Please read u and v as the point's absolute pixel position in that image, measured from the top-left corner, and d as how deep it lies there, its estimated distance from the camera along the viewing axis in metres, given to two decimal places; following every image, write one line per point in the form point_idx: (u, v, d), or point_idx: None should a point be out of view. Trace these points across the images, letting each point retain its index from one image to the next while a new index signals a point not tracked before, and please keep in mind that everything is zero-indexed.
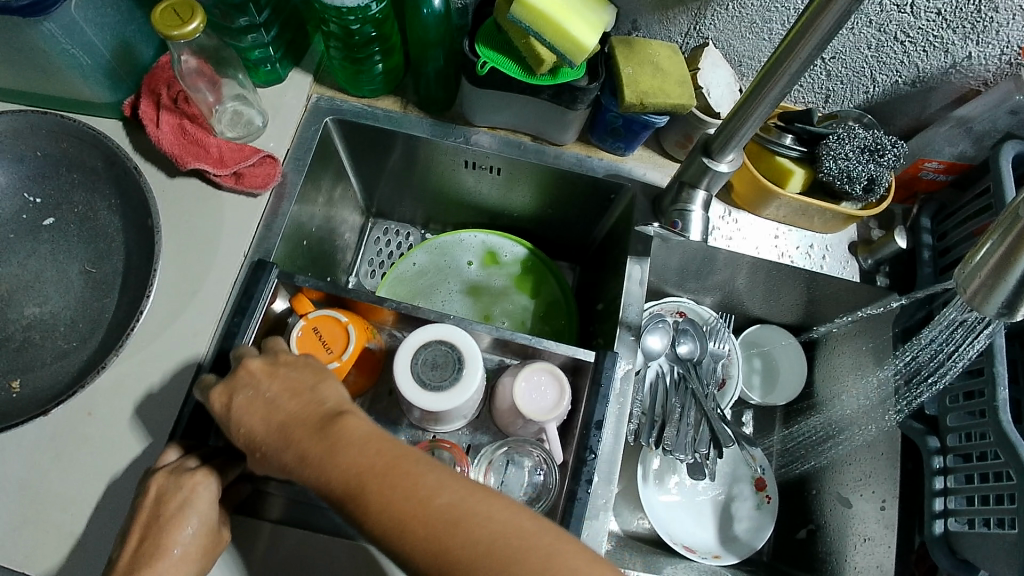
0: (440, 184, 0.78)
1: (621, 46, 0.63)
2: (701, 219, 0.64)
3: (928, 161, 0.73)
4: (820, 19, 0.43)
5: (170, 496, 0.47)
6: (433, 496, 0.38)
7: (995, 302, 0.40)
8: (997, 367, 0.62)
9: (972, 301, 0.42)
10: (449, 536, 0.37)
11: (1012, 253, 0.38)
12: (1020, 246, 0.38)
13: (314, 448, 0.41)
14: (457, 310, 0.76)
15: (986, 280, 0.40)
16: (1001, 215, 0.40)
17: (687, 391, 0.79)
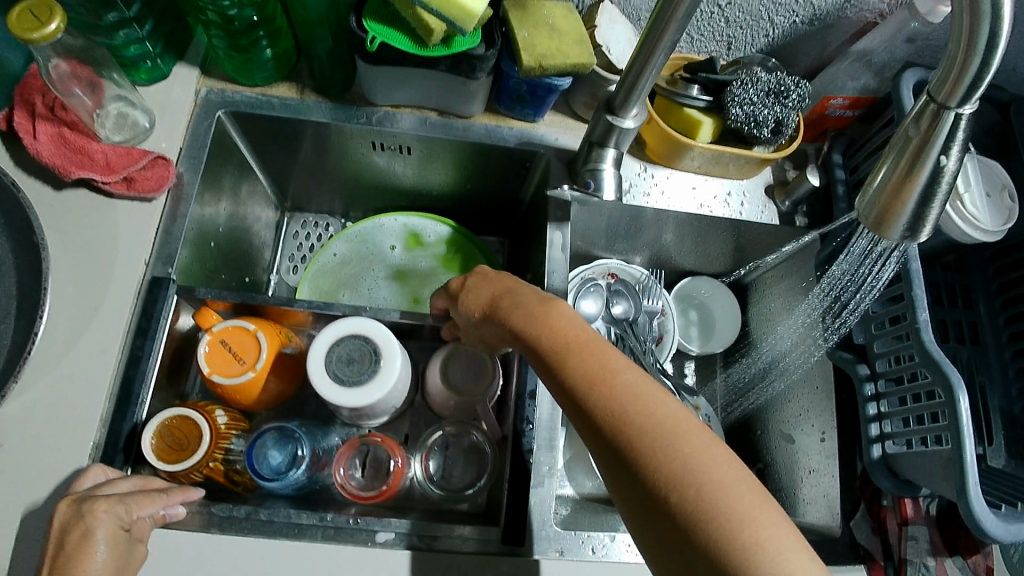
0: (352, 169, 0.76)
1: (515, 8, 0.62)
2: (613, 177, 0.64)
3: (832, 99, 0.72)
4: None
5: (72, 526, 0.45)
6: (625, 378, 0.40)
7: (895, 227, 0.41)
8: (913, 290, 0.64)
9: (876, 228, 0.42)
10: (607, 372, 0.41)
11: (907, 176, 0.39)
12: (910, 168, 0.39)
13: (529, 300, 0.48)
14: (385, 295, 0.74)
15: (886, 206, 0.41)
16: (891, 139, 0.40)
17: (625, 349, 0.80)
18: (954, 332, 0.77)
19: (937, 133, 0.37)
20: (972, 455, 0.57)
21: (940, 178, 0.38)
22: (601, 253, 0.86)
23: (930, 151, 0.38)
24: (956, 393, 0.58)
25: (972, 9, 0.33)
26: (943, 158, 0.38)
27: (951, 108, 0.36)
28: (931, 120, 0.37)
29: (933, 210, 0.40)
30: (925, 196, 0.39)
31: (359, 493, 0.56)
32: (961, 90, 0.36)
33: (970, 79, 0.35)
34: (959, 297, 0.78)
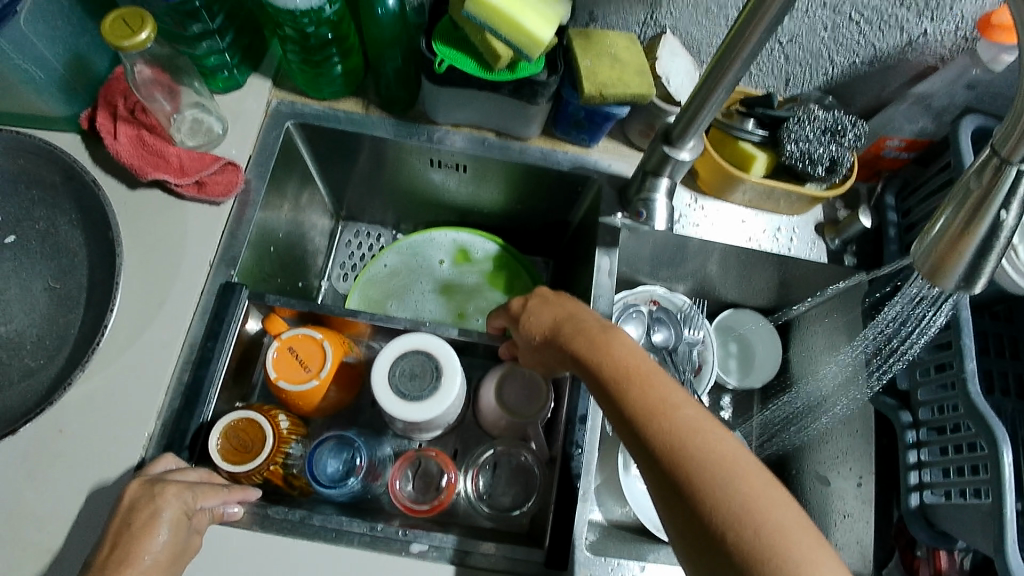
0: (408, 183, 0.78)
1: (579, 37, 0.63)
2: (665, 207, 0.64)
3: (890, 139, 0.72)
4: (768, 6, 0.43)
5: (142, 505, 0.47)
6: (684, 411, 0.41)
7: (951, 277, 0.41)
8: (963, 338, 0.64)
9: (930, 276, 0.42)
10: (668, 405, 0.41)
11: (967, 227, 0.39)
12: (969, 220, 0.38)
13: (589, 329, 0.49)
14: (432, 308, 0.76)
15: (942, 254, 0.40)
16: (953, 188, 0.40)
17: None
18: (997, 383, 0.74)
19: (999, 187, 0.37)
20: (1013, 509, 0.56)
21: (1000, 232, 0.38)
22: (647, 280, 0.86)
23: (988, 203, 0.38)
24: (999, 446, 0.57)
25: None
26: (1003, 213, 0.37)
27: (1014, 164, 0.36)
28: (994, 174, 0.37)
29: (989, 263, 0.40)
30: (981, 249, 0.39)
31: (410, 506, 0.56)
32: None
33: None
34: (1006, 347, 0.75)
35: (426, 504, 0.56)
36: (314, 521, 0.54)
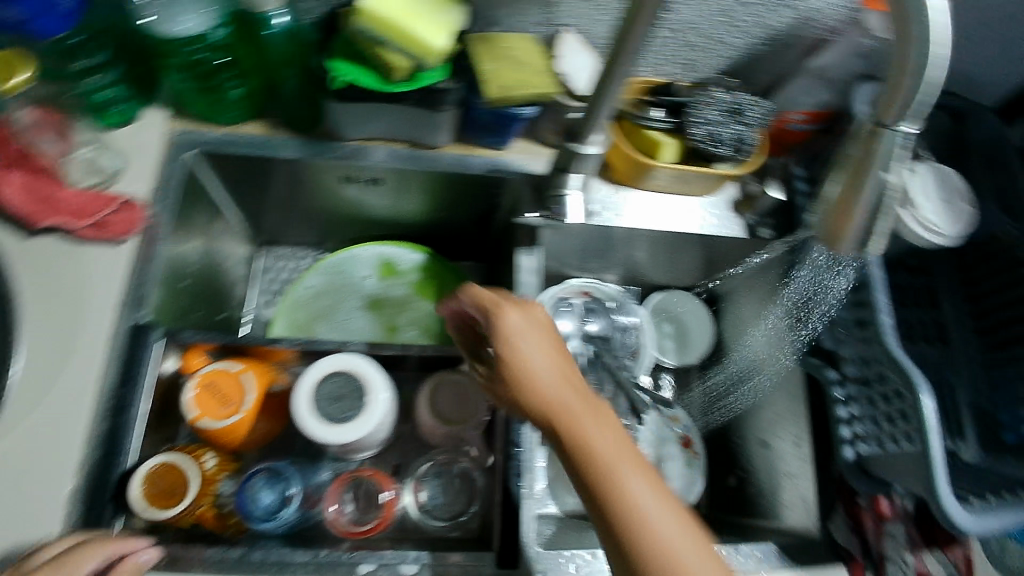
0: (325, 201, 0.76)
1: (479, 41, 0.63)
2: (580, 201, 0.65)
3: (791, 114, 0.74)
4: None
5: None
6: (611, 443, 0.43)
7: (847, 240, 0.43)
8: (875, 296, 0.66)
9: (829, 243, 0.44)
10: (595, 435, 0.43)
11: (859, 188, 0.41)
12: (859, 186, 0.41)
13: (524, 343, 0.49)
14: (360, 325, 0.75)
15: (837, 217, 0.43)
16: (844, 160, 0.44)
17: (602, 365, 0.80)
18: (918, 333, 0.77)
19: (882, 148, 0.40)
20: (939, 453, 0.59)
21: (890, 194, 0.41)
22: (575, 273, 0.87)
23: (873, 166, 0.40)
24: (920, 392, 0.60)
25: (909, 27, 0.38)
26: (886, 174, 0.40)
27: (893, 125, 0.40)
28: (875, 137, 0.41)
29: (884, 226, 0.42)
30: (874, 212, 0.41)
31: (349, 529, 0.56)
32: (898, 107, 0.39)
33: (910, 94, 0.39)
34: (919, 299, 0.79)
35: (366, 524, 0.56)
36: (254, 556, 0.53)
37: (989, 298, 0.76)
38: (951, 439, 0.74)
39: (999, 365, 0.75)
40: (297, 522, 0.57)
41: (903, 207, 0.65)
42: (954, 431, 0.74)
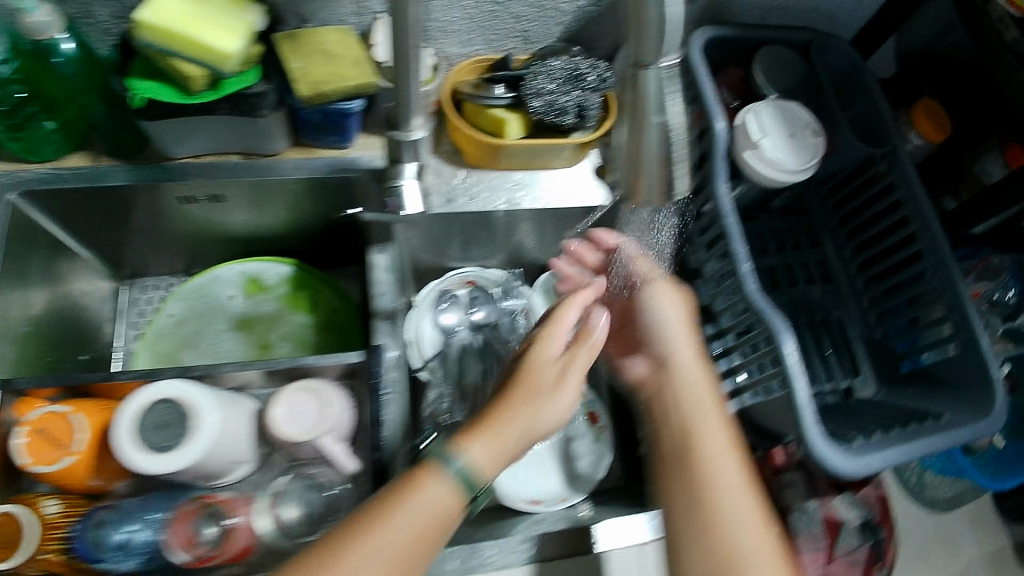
0: (177, 226, 0.74)
1: (284, 40, 0.61)
2: (416, 190, 0.63)
3: (635, 73, 0.72)
4: None
5: None
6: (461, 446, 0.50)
7: (655, 190, 0.43)
8: (733, 246, 0.64)
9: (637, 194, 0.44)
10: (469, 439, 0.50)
11: (645, 134, 0.41)
12: (639, 139, 0.41)
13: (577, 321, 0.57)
14: (229, 348, 0.73)
15: (636, 167, 0.42)
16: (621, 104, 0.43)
17: (491, 354, 0.78)
18: (801, 274, 0.76)
19: (647, 92, 0.40)
20: (805, 396, 0.57)
21: (673, 136, 0.41)
22: (456, 264, 0.85)
23: (642, 114, 0.41)
24: (780, 337, 0.58)
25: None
26: (653, 118, 0.40)
27: (653, 65, 0.39)
28: (638, 84, 0.41)
29: (679, 169, 0.42)
30: (665, 158, 0.41)
31: (194, 558, 0.54)
32: (648, 48, 0.39)
33: (655, 29, 0.38)
34: (799, 239, 0.76)
35: (211, 551, 0.55)
36: None
37: (864, 229, 0.73)
38: (840, 378, 0.72)
39: (882, 298, 0.72)
40: (156, 557, 0.55)
41: (747, 149, 0.64)
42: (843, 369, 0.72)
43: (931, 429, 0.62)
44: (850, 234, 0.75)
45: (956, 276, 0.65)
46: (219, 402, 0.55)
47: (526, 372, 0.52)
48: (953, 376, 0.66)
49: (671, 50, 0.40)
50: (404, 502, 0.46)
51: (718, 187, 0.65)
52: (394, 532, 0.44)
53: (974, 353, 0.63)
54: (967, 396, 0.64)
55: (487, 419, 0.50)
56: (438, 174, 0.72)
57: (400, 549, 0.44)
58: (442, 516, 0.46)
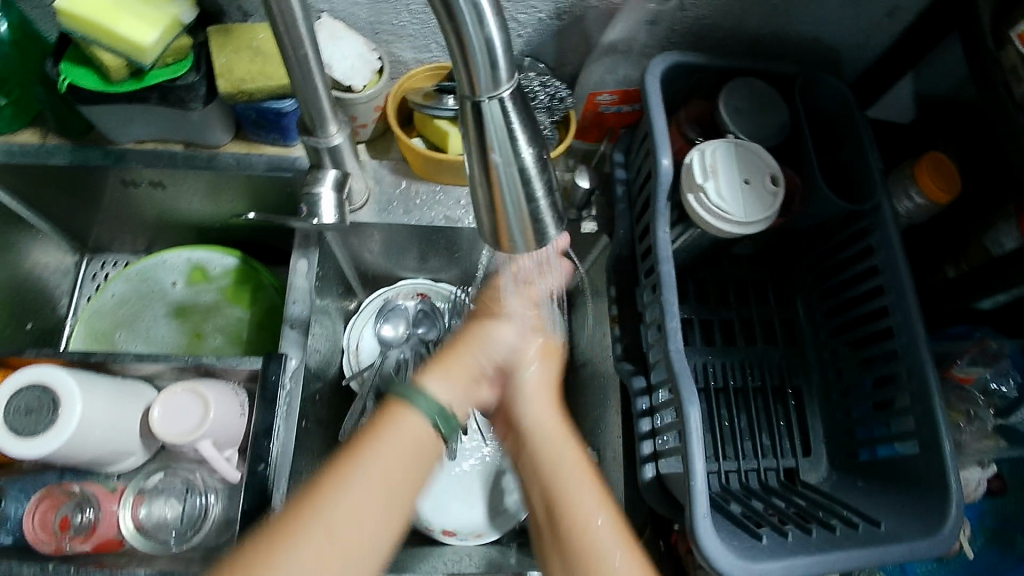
0: (128, 209, 0.75)
1: (217, 34, 0.60)
2: (333, 198, 0.60)
3: (599, 95, 0.67)
4: None
5: None
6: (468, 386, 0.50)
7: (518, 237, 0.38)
8: (665, 296, 0.58)
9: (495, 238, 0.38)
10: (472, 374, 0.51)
11: (491, 172, 0.35)
12: (487, 178, 0.35)
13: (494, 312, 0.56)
14: (164, 334, 0.73)
15: (489, 210, 0.37)
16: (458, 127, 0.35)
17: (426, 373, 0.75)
18: (758, 333, 0.69)
19: (487, 129, 0.34)
20: (700, 473, 0.52)
21: (529, 176, 0.35)
22: (410, 274, 0.82)
23: (485, 153, 0.34)
24: (686, 406, 0.53)
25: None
26: (498, 158, 0.34)
27: (488, 97, 0.33)
28: (474, 119, 0.34)
29: (543, 206, 0.37)
30: (524, 199, 0.36)
31: (45, 543, 0.54)
32: (480, 79, 0.32)
33: (482, 60, 0.31)
34: (759, 292, 0.71)
35: (63, 540, 0.54)
36: None
37: (837, 294, 0.67)
38: (788, 456, 0.66)
39: (849, 372, 0.66)
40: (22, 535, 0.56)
41: (691, 192, 0.57)
42: (793, 447, 0.67)
43: (862, 536, 0.56)
44: (825, 298, 0.69)
45: (925, 363, 0.58)
46: (91, 394, 0.54)
47: (492, 312, 0.54)
48: (909, 474, 0.59)
49: (506, 77, 0.33)
50: (390, 426, 0.43)
51: (659, 229, 0.59)
52: (389, 446, 0.42)
53: (934, 453, 0.57)
54: (916, 502, 0.58)
55: (443, 356, 0.50)
56: (379, 183, 0.69)
57: (386, 471, 0.41)
58: (425, 447, 0.44)
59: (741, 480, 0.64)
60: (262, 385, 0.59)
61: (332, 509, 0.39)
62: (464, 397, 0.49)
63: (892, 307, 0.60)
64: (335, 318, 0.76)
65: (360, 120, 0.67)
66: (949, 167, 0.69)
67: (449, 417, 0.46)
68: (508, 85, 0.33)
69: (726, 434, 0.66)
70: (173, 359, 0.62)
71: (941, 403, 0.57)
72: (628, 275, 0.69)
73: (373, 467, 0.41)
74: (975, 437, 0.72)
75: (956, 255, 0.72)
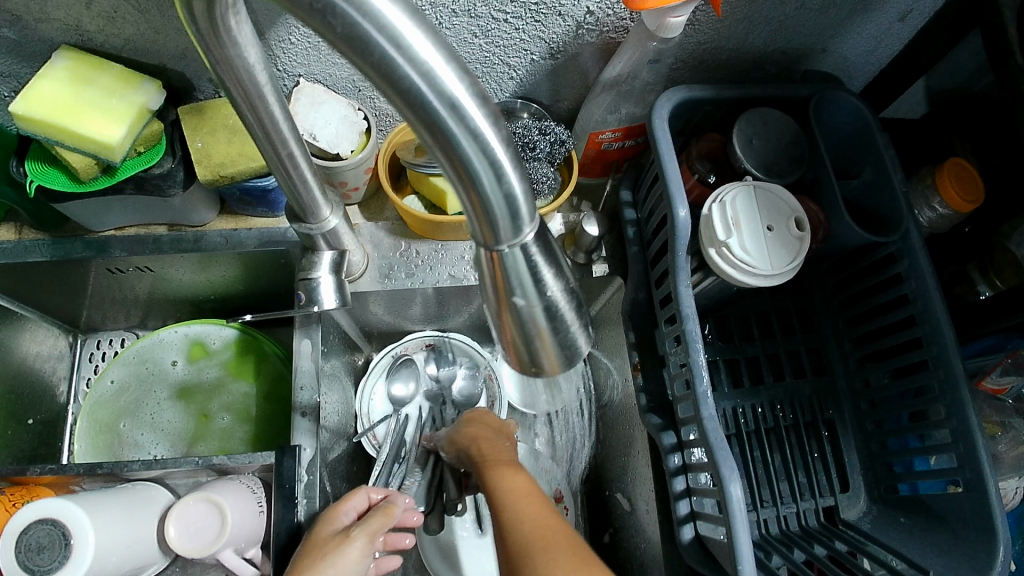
0: (117, 292, 0.71)
1: (189, 114, 0.56)
2: (332, 282, 0.56)
3: (600, 134, 0.63)
4: (230, 73, 0.37)
5: None
6: None
7: (551, 366, 0.35)
8: (693, 356, 0.54)
9: (521, 368, 0.36)
10: None
11: (506, 314, 0.32)
12: (507, 318, 0.32)
13: (333, 534, 0.52)
14: (169, 419, 0.71)
15: (518, 345, 0.33)
16: (477, 265, 0.32)
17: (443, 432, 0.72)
18: (785, 366, 0.67)
19: (506, 274, 0.30)
20: (747, 551, 0.48)
21: (557, 310, 0.32)
22: (416, 326, 0.79)
23: (505, 295, 0.31)
24: (725, 484, 0.49)
25: (444, 149, 0.26)
26: (519, 301, 0.31)
27: (506, 245, 0.30)
28: (491, 262, 0.31)
29: (573, 332, 0.33)
30: (551, 332, 0.32)
31: None
32: (497, 230, 0.29)
33: (502, 214, 0.28)
34: (782, 322, 0.68)
35: None
36: None
37: (865, 322, 0.64)
38: (826, 495, 0.64)
39: (884, 402, 0.64)
40: None
41: (712, 246, 0.53)
42: (831, 484, 0.64)
43: None
44: (852, 325, 0.66)
45: (965, 400, 0.55)
46: (102, 519, 0.52)
47: (331, 549, 0.50)
48: (953, 514, 0.56)
49: (528, 223, 0.29)
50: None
51: (679, 283, 0.55)
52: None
53: (980, 493, 0.54)
54: (965, 543, 0.55)
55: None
56: (376, 247, 0.65)
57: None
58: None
59: (780, 524, 0.62)
60: (277, 482, 0.57)
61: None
62: None
63: (928, 339, 0.57)
64: (344, 383, 0.73)
65: (352, 184, 0.63)
66: (971, 174, 0.65)
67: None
68: (530, 227, 0.30)
69: (761, 476, 0.64)
70: (183, 461, 0.59)
71: (985, 442, 0.54)
72: (646, 319, 0.66)
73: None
74: (1011, 446, 0.70)
75: (983, 262, 0.68)
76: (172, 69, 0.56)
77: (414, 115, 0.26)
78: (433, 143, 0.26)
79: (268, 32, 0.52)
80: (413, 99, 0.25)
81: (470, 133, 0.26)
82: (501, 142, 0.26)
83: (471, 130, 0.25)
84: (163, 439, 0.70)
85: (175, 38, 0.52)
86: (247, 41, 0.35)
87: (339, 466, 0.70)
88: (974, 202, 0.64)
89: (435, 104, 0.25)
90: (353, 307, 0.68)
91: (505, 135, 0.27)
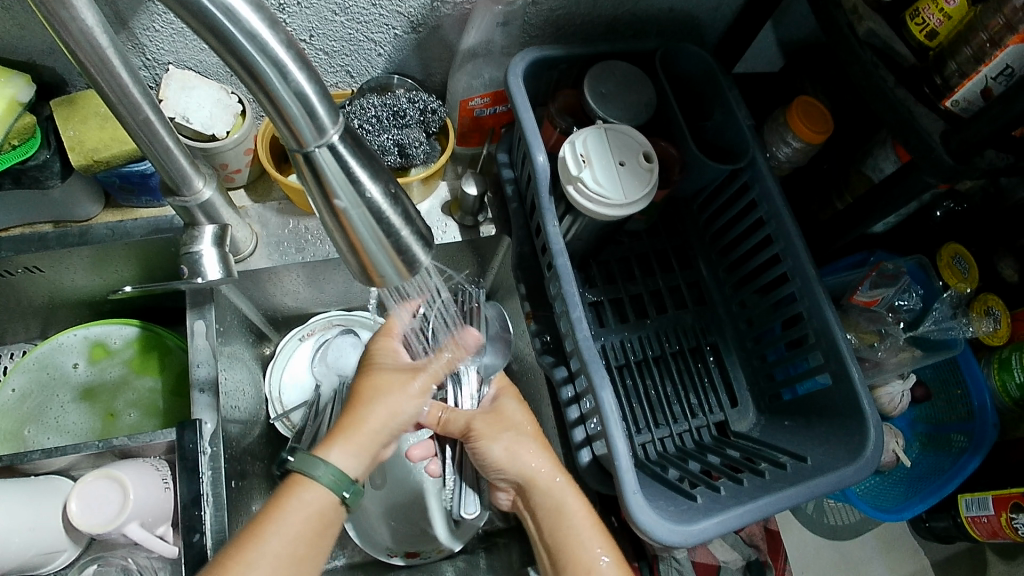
0: (9, 300, 0.71)
1: (60, 107, 0.57)
2: (214, 255, 0.57)
3: (469, 100, 0.67)
4: (71, 37, 0.39)
5: None
6: (378, 425, 0.54)
7: (393, 274, 0.38)
8: (565, 288, 0.59)
9: (366, 279, 0.38)
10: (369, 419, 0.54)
11: (337, 220, 0.35)
12: (340, 223, 0.35)
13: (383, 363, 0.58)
14: (75, 420, 0.70)
15: (354, 252, 0.36)
16: (300, 173, 0.35)
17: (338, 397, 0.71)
18: (667, 300, 0.72)
19: (325, 177, 0.33)
20: (622, 446, 0.53)
21: (383, 212, 0.35)
22: (323, 308, 0.81)
23: (331, 199, 0.34)
24: (597, 390, 0.54)
25: (233, 54, 0.29)
26: (344, 204, 0.34)
27: (314, 145, 0.33)
28: (311, 170, 0.34)
29: (405, 235, 0.36)
30: (383, 234, 0.35)
31: None
32: (303, 131, 0.32)
33: (302, 114, 0.31)
34: (654, 264, 0.74)
35: None
36: None
37: (733, 251, 0.70)
38: (716, 411, 0.69)
39: (759, 319, 0.69)
40: None
41: (570, 184, 0.58)
42: (720, 401, 0.70)
43: (791, 475, 0.58)
44: (724, 255, 0.72)
45: (821, 301, 0.60)
46: (2, 502, 0.53)
47: (374, 385, 0.55)
48: (828, 408, 0.62)
49: (332, 124, 0.32)
50: (297, 504, 0.49)
51: (548, 223, 0.60)
52: (296, 523, 0.48)
53: (845, 382, 0.59)
54: (839, 431, 0.60)
55: (348, 425, 0.53)
56: (265, 226, 0.68)
57: (293, 537, 0.48)
58: (325, 516, 0.50)
59: (676, 443, 0.67)
60: (179, 456, 0.58)
61: (268, 557, 0.46)
62: (365, 461, 0.53)
63: (784, 254, 0.62)
64: (251, 367, 0.74)
65: (232, 166, 0.66)
66: (815, 108, 0.71)
67: (351, 486, 0.51)
68: (338, 130, 0.33)
69: (654, 402, 0.68)
70: (83, 447, 0.60)
71: (843, 334, 0.60)
72: (534, 271, 0.70)
73: (291, 541, 0.47)
74: (890, 351, 0.76)
75: (840, 188, 0.76)
76: (42, 64, 0.58)
77: (199, 24, 0.29)
78: (222, 48, 0.30)
79: (129, 20, 0.54)
80: (193, 9, 0.28)
81: (248, 35, 0.29)
82: (282, 46, 0.30)
83: (247, 31, 0.29)
84: (69, 441, 0.70)
85: (40, 33, 0.54)
86: (81, 2, 0.38)
87: (253, 447, 0.71)
88: (822, 133, 0.71)
89: (212, 10, 0.28)
90: (250, 287, 0.70)
91: (285, 39, 0.30)
